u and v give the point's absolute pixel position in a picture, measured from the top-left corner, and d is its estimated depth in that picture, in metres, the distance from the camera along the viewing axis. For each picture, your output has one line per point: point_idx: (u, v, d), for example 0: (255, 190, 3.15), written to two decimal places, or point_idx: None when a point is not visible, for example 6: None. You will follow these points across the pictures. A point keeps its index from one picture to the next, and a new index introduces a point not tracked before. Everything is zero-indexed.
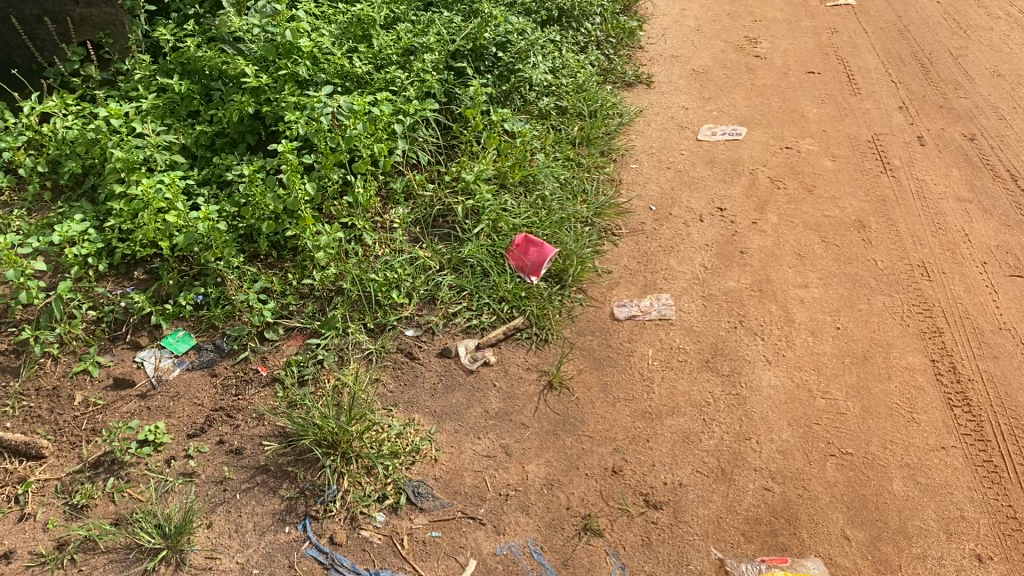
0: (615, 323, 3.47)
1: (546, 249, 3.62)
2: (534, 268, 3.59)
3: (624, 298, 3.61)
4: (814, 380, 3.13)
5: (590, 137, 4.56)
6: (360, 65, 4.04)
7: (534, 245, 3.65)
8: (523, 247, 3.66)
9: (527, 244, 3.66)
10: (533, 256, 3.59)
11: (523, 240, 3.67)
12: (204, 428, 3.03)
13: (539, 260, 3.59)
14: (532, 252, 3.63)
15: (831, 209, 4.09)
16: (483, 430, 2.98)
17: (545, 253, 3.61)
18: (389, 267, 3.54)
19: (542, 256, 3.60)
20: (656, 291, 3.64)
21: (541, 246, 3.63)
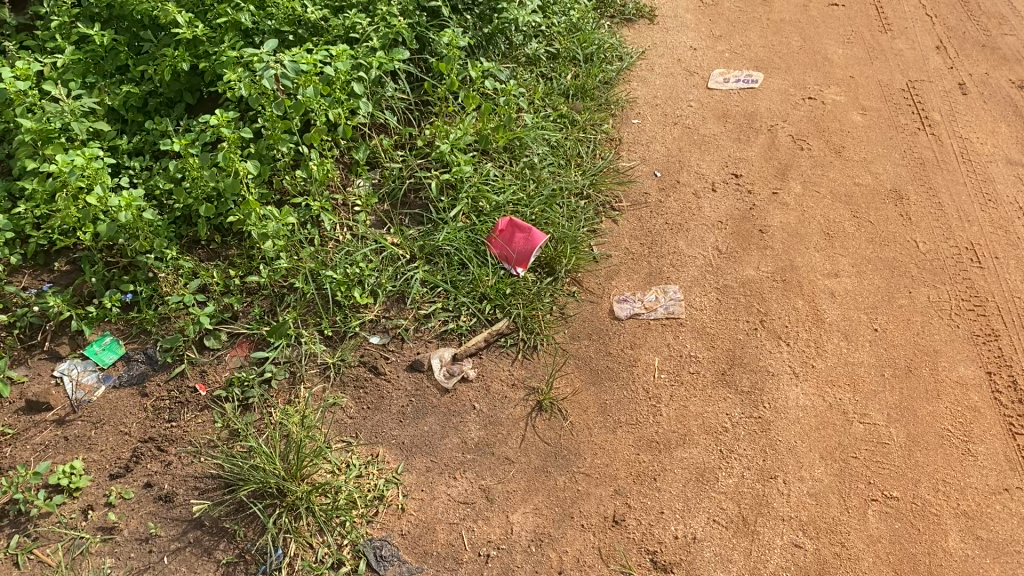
0: (615, 324, 2.97)
1: (534, 234, 3.06)
2: (520, 259, 3.05)
3: (625, 290, 3.10)
4: (850, 400, 2.66)
5: (585, 87, 3.96)
6: (313, 9, 3.40)
7: (519, 230, 3.08)
8: (506, 232, 3.09)
9: (510, 228, 3.09)
10: (519, 244, 3.06)
11: (505, 223, 3.10)
12: (129, 466, 2.56)
13: (524, 250, 3.05)
14: (517, 237, 3.08)
15: (863, 175, 3.54)
16: (459, 467, 2.52)
17: (533, 241, 3.05)
18: (350, 259, 3.02)
19: (530, 244, 3.05)
20: (662, 281, 3.13)
21: (529, 232, 3.07)
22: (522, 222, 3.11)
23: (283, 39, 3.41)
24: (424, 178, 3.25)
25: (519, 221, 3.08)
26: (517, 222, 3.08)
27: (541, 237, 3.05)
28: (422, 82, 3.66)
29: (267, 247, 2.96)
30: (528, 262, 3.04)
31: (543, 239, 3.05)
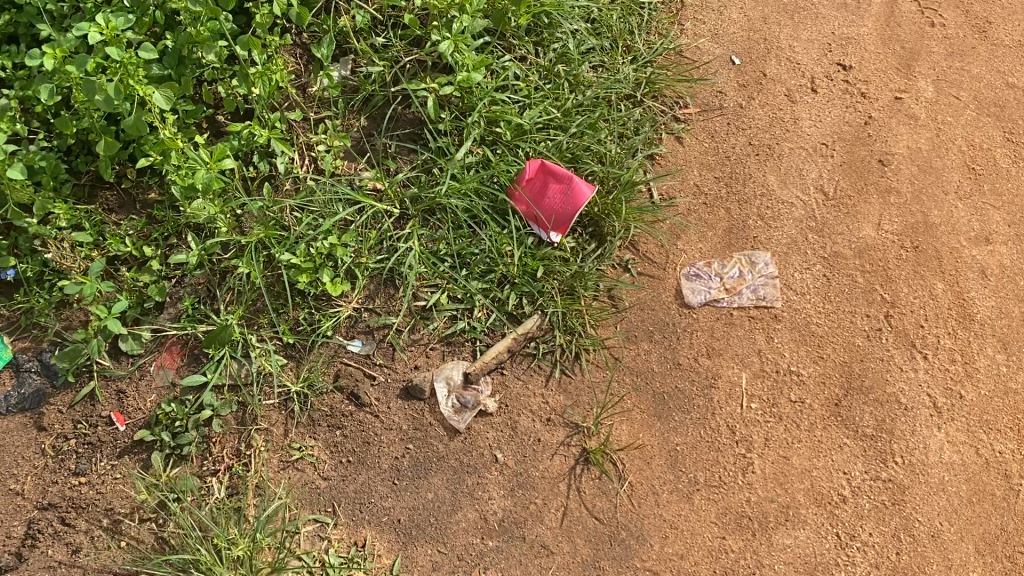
0: (684, 317, 2.18)
1: (574, 186, 2.14)
2: (554, 222, 2.17)
3: (696, 257, 2.28)
4: (1015, 455, 1.97)
5: None
6: None
7: (553, 178, 2.17)
8: (535, 180, 2.19)
9: (541, 175, 2.19)
10: (553, 201, 2.16)
11: (533, 166, 2.19)
12: (22, 554, 1.88)
13: (558, 209, 2.16)
14: (550, 189, 2.17)
15: (1016, 72, 2.60)
16: (480, 562, 1.86)
17: (573, 195, 2.14)
18: (316, 224, 2.14)
19: (567, 202, 2.14)
20: (747, 244, 2.30)
21: (567, 182, 2.15)
22: (558, 166, 2.18)
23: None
24: (417, 90, 2.30)
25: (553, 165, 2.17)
26: (550, 167, 2.17)
27: (584, 191, 2.13)
28: None
29: (196, 207, 2.09)
30: (565, 227, 2.16)
31: (587, 193, 2.13)
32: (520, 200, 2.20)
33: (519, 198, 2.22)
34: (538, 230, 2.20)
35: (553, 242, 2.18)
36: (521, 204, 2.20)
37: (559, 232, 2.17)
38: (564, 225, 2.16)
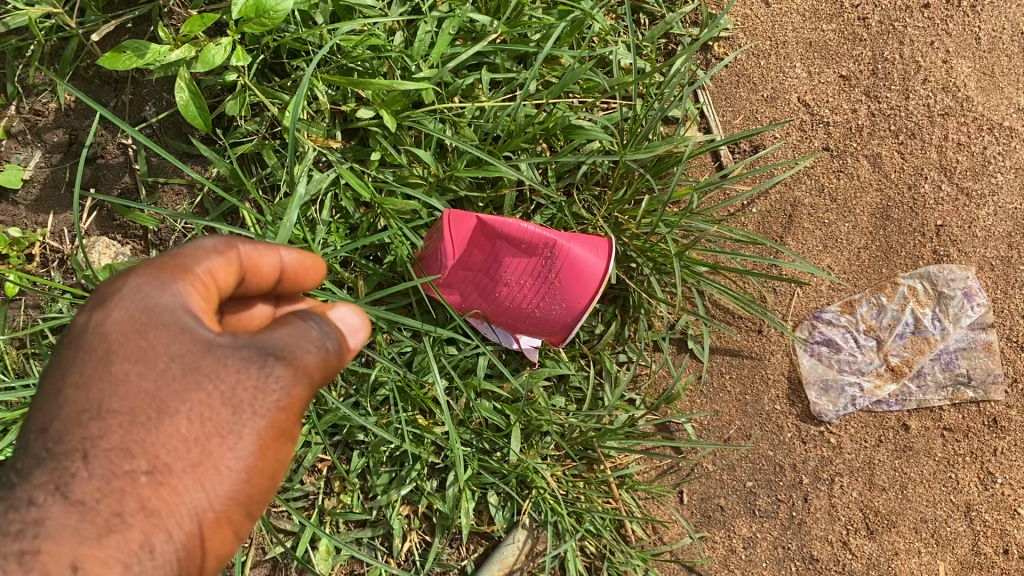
0: (811, 450, 1.10)
1: (565, 256, 0.94)
2: (532, 331, 0.99)
3: (824, 299, 1.12)
4: None
5: None
6: None
7: (508, 248, 0.95)
8: (465, 255, 0.96)
9: (476, 241, 0.95)
10: (523, 295, 0.96)
11: (454, 228, 0.95)
12: None
13: (538, 313, 0.96)
14: (508, 272, 0.95)
15: None
16: None
17: (568, 278, 0.94)
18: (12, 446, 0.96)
19: (557, 293, 0.95)
20: (926, 249, 1.11)
21: (546, 248, 0.94)
22: (510, 225, 0.93)
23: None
24: (149, 60, 0.92)
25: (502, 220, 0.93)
26: (495, 225, 0.93)
27: (593, 261, 0.94)
28: None
29: None
30: (564, 337, 0.99)
31: (599, 263, 0.95)
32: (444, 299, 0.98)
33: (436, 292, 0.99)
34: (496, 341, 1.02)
35: (535, 356, 1.03)
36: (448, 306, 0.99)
37: (547, 341, 1.01)
38: (560, 333, 0.98)
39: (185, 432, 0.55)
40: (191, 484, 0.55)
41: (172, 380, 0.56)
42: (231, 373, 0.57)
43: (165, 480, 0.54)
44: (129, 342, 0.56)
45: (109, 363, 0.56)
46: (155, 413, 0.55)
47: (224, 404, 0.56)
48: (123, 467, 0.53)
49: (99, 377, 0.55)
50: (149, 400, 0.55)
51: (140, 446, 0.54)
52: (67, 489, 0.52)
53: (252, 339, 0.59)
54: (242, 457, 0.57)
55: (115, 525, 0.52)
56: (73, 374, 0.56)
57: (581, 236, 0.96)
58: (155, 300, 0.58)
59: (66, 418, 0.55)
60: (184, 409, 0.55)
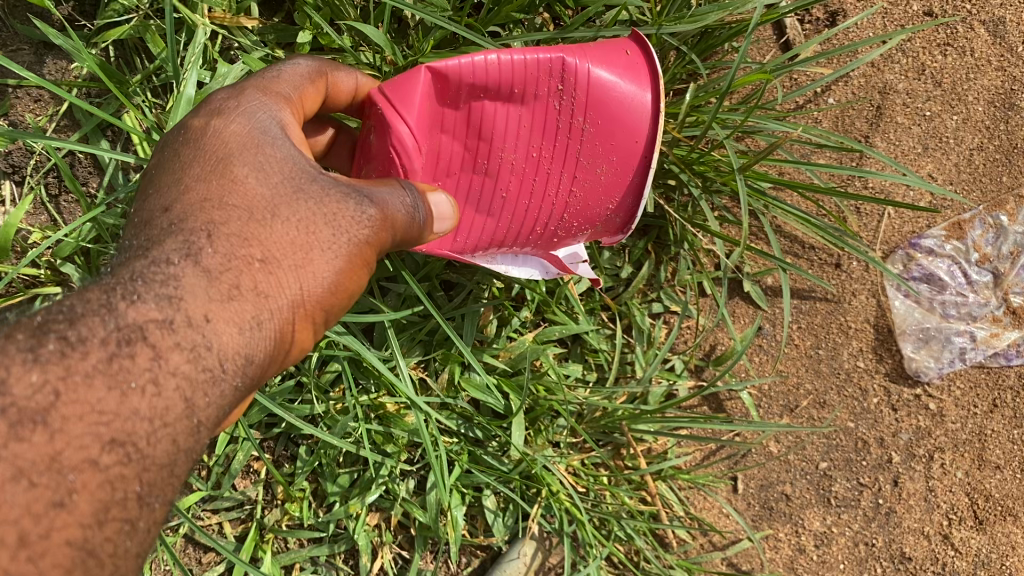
0: (904, 419, 0.83)
1: (587, 77, 0.60)
2: (578, 231, 0.66)
3: (925, 220, 0.83)
4: None
5: None
6: None
7: (500, 101, 0.61)
8: (440, 147, 0.63)
9: (456, 120, 0.63)
10: (546, 162, 0.63)
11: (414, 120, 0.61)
12: None
13: (576, 182, 0.63)
14: (514, 148, 0.63)
15: None
16: None
17: (594, 124, 0.61)
18: None
19: (592, 139, 0.61)
20: None
21: (554, 72, 0.60)
22: (489, 73, 0.60)
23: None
24: None
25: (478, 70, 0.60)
26: (477, 87, 0.61)
27: (622, 86, 0.60)
28: None
29: None
30: (627, 211, 0.64)
31: (638, 85, 0.60)
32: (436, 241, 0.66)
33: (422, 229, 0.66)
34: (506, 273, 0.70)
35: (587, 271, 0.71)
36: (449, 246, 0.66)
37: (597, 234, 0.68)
38: (617, 199, 0.63)
39: (284, 222, 0.50)
40: (302, 274, 0.50)
41: (287, 184, 0.52)
42: (327, 200, 0.52)
43: (274, 270, 0.49)
44: (246, 151, 0.52)
45: (226, 162, 0.51)
46: (267, 212, 0.50)
47: (324, 219, 0.51)
48: (240, 250, 0.48)
49: (211, 172, 0.51)
50: (263, 203, 0.50)
51: (255, 234, 0.49)
52: (197, 258, 0.47)
53: (341, 181, 0.54)
54: (333, 273, 0.51)
55: (231, 296, 0.46)
56: (179, 161, 0.52)
57: (598, 43, 0.62)
58: (259, 118, 0.54)
59: (187, 191, 0.50)
60: (301, 204, 0.51)
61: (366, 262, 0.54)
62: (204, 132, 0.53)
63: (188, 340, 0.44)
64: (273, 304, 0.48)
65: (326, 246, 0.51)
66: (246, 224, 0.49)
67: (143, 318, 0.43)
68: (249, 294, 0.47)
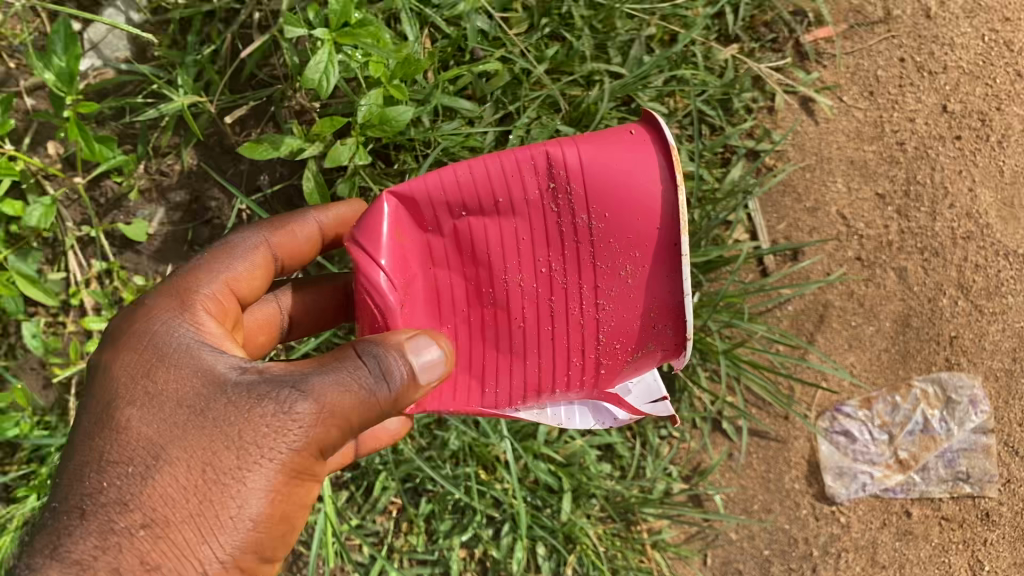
0: (823, 526, 1.24)
1: (574, 158, 0.75)
2: (643, 337, 0.79)
3: (846, 393, 1.26)
4: None
5: None
6: None
7: (487, 215, 0.78)
8: (439, 287, 0.82)
9: (466, 266, 0.81)
10: (580, 296, 0.80)
11: (396, 260, 0.79)
12: None
13: (625, 304, 0.78)
14: (534, 279, 0.80)
15: None
16: None
17: (600, 205, 0.75)
18: None
19: (610, 221, 0.76)
20: (940, 355, 1.25)
21: (541, 170, 0.76)
22: (488, 196, 0.78)
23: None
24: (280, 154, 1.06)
25: (448, 183, 0.78)
26: (455, 199, 0.78)
27: (613, 160, 0.74)
28: None
29: None
30: (679, 303, 0.76)
31: (625, 162, 0.74)
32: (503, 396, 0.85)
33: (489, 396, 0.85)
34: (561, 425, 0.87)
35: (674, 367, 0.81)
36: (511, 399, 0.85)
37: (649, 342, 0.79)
38: (671, 304, 0.76)
39: (204, 472, 0.74)
40: (252, 479, 0.74)
41: (199, 400, 0.76)
42: (254, 427, 0.75)
43: (168, 525, 0.73)
44: (136, 395, 0.77)
45: (104, 428, 0.76)
46: (153, 461, 0.74)
47: (263, 431, 0.74)
48: (123, 521, 0.73)
49: (120, 433, 0.76)
50: (154, 453, 0.75)
51: (135, 495, 0.74)
52: (65, 543, 0.73)
53: (274, 380, 0.77)
54: (255, 490, 0.74)
55: (150, 563, 0.72)
56: (87, 422, 0.78)
57: (599, 133, 0.76)
58: (175, 343, 0.79)
59: (105, 458, 0.75)
60: (235, 422, 0.75)
61: (317, 449, 0.76)
62: (137, 366, 0.78)
63: None
64: (235, 496, 0.74)
65: (272, 452, 0.75)
66: (185, 456, 0.74)
67: (117, 536, 0.73)
68: (207, 499, 0.73)
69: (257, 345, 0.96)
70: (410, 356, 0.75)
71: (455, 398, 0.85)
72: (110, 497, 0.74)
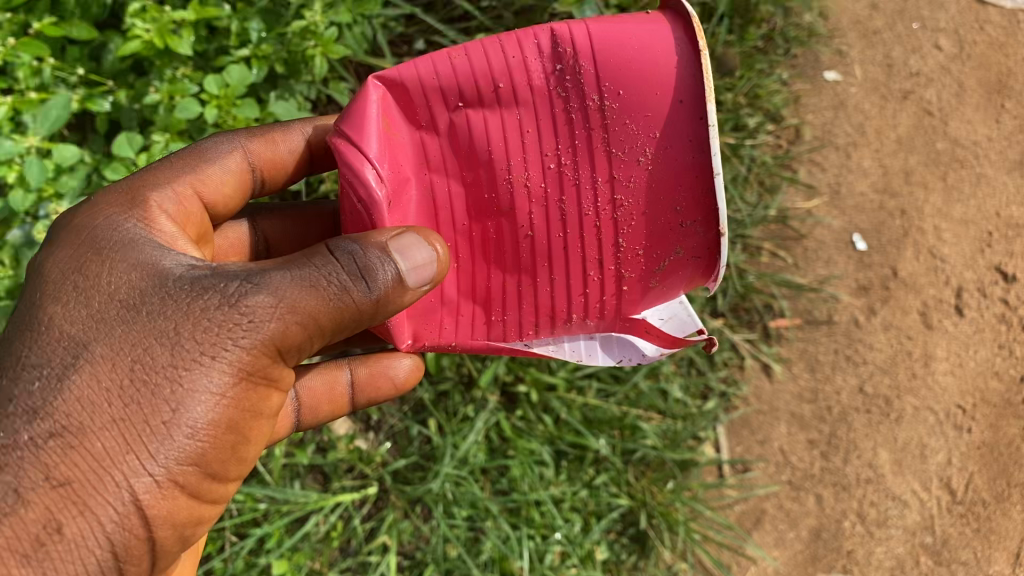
0: None
1: (580, 32, 0.97)
2: (674, 242, 1.02)
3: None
4: None
5: (743, 23, 1.96)
6: None
7: (490, 104, 1.00)
8: (436, 189, 1.05)
9: (465, 168, 1.04)
10: (593, 196, 1.02)
11: (388, 147, 1.00)
12: None
13: (642, 208, 1.01)
14: (540, 176, 1.02)
15: None
16: None
17: (621, 71, 0.95)
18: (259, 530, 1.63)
19: (623, 100, 0.96)
20: (838, 560, 1.82)
21: (546, 51, 0.98)
22: (481, 101, 1.00)
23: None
24: None
25: (444, 69, 0.99)
26: (451, 87, 1.00)
27: (625, 32, 0.95)
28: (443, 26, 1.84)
29: None
30: (709, 196, 0.97)
31: (633, 38, 0.95)
32: (515, 329, 1.13)
33: (500, 326, 1.13)
34: (583, 359, 1.18)
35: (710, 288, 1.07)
36: (525, 329, 1.13)
37: (677, 249, 1.02)
38: (702, 203, 0.98)
39: (141, 348, 0.94)
40: (191, 378, 0.94)
41: (134, 294, 0.97)
42: (196, 313, 0.96)
43: (122, 415, 0.91)
44: (75, 286, 0.98)
45: (50, 311, 0.97)
46: (93, 341, 0.94)
47: (211, 320, 0.96)
48: (66, 408, 0.91)
49: (56, 322, 0.95)
50: (88, 336, 0.94)
51: (72, 368, 0.92)
52: (8, 410, 0.91)
53: (209, 278, 0.99)
54: (203, 376, 0.94)
55: (103, 434, 0.90)
56: (30, 309, 0.98)
57: (611, 17, 0.98)
58: (133, 234, 1.04)
59: (38, 346, 0.94)
60: (178, 316, 0.96)
61: (273, 347, 0.99)
62: (71, 267, 1.00)
63: (60, 482, 0.88)
64: (175, 397, 0.93)
65: (217, 349, 0.95)
66: (121, 350, 0.94)
67: (23, 449, 0.88)
68: (146, 405, 0.92)
69: (227, 263, 1.33)
70: (394, 257, 0.95)
71: (460, 331, 1.14)
72: (41, 395, 0.91)
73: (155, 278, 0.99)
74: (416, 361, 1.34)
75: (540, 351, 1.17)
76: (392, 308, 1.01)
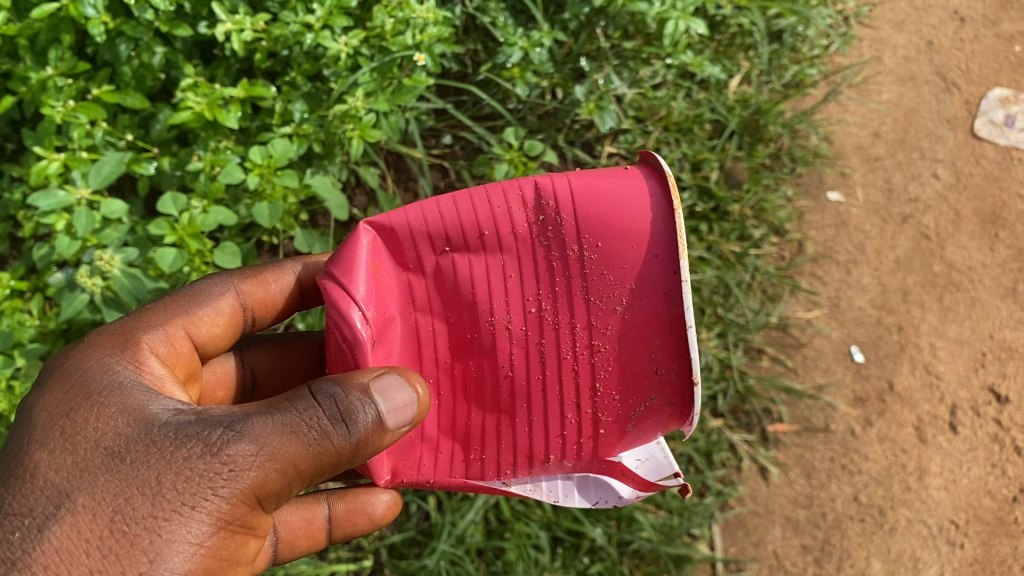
0: None
1: (561, 187, 1.06)
2: (649, 389, 1.07)
3: None
4: None
5: (753, 140, 2.07)
6: (228, 33, 1.64)
7: (475, 250, 1.09)
8: (420, 328, 1.13)
9: (450, 309, 1.12)
10: (571, 341, 1.09)
11: (376, 289, 1.08)
12: None
13: (618, 354, 1.07)
14: (522, 320, 1.10)
15: None
16: None
17: (602, 223, 1.04)
18: None
19: (601, 251, 1.05)
20: None
21: (530, 205, 1.07)
22: (465, 250, 1.09)
23: (168, 40, 1.74)
24: None
25: (432, 219, 1.09)
26: (439, 234, 1.09)
27: (604, 187, 1.05)
28: (471, 121, 1.96)
29: None
30: (681, 345, 1.03)
31: (612, 190, 1.04)
32: (493, 466, 1.17)
33: (478, 464, 1.17)
34: (559, 499, 1.23)
35: (686, 433, 1.10)
36: (502, 468, 1.17)
37: (654, 397, 1.08)
38: (674, 353, 1.04)
39: (121, 495, 0.97)
40: (171, 529, 0.96)
41: (119, 439, 1.01)
42: (178, 460, 0.99)
43: (101, 564, 0.93)
44: (59, 433, 1.02)
45: (34, 458, 1.00)
46: (74, 488, 0.97)
47: (192, 467, 0.99)
48: (41, 553, 0.93)
49: (39, 468, 0.99)
50: (70, 483, 0.97)
51: (51, 516, 0.95)
52: None
53: (190, 424, 1.03)
54: (184, 523, 0.97)
55: None
56: (14, 456, 1.02)
57: (590, 172, 1.07)
58: (121, 379, 1.08)
59: (20, 495, 0.97)
60: (160, 465, 0.99)
61: (253, 495, 1.02)
62: (61, 412, 1.04)
63: None
64: (153, 547, 0.95)
65: (198, 499, 0.98)
66: (103, 499, 0.96)
67: None
68: (123, 555, 0.94)
69: (215, 398, 1.37)
70: (375, 399, 1.01)
71: (438, 469, 1.18)
72: (20, 545, 0.93)
73: (136, 424, 1.03)
74: (393, 495, 1.39)
75: (518, 489, 1.21)
76: (371, 450, 1.05)
